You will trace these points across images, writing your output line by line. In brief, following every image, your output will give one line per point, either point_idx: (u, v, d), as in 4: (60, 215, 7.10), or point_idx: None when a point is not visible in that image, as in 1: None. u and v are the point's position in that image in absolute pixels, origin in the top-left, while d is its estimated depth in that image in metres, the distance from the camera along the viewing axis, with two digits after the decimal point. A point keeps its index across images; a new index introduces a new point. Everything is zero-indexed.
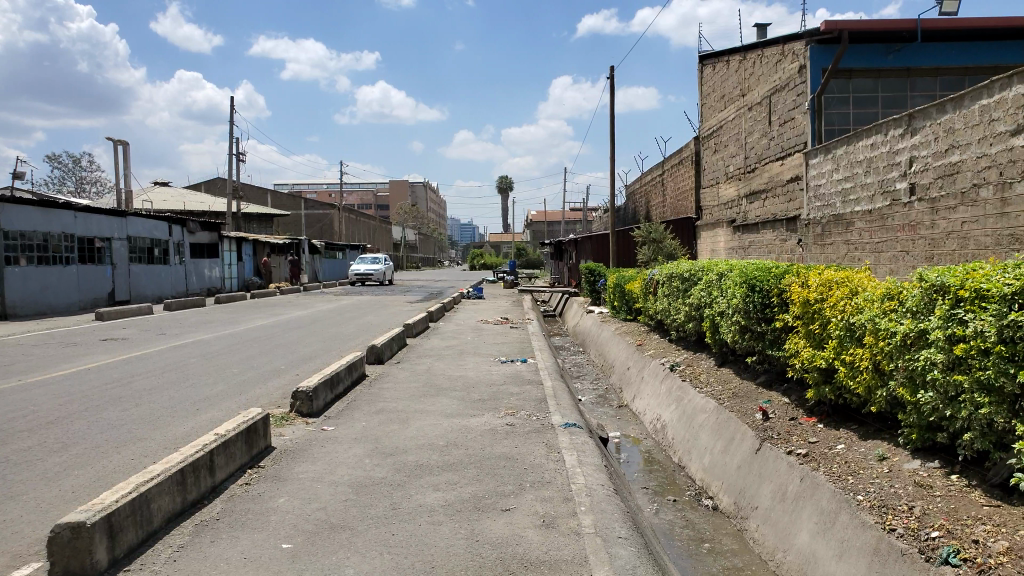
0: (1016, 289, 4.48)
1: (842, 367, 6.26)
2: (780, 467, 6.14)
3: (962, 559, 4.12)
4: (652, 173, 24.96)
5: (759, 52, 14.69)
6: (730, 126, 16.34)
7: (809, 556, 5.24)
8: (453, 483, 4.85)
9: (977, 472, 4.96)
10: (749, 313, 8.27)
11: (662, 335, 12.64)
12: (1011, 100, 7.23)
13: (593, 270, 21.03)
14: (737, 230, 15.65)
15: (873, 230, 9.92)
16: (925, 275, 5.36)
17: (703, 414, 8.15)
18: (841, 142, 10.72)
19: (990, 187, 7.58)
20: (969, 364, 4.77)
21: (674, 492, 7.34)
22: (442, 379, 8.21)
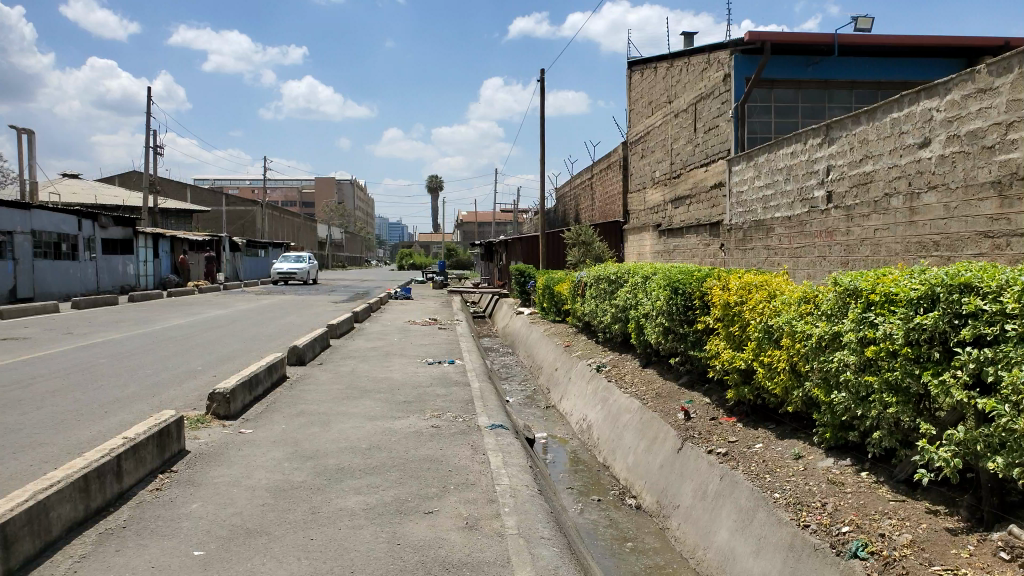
0: (922, 293, 4.68)
1: (760, 368, 6.44)
2: (700, 466, 6.27)
3: (869, 552, 4.29)
4: (581, 177, 25.22)
5: (685, 60, 15.02)
6: (657, 132, 16.66)
7: (727, 553, 5.36)
8: (376, 486, 4.77)
9: (884, 469, 5.18)
10: (673, 315, 8.44)
11: (590, 336, 12.77)
12: (919, 114, 7.59)
13: (524, 273, 20.95)
14: (662, 234, 15.97)
15: (791, 236, 10.25)
16: (839, 279, 5.56)
17: (627, 414, 8.26)
18: (762, 150, 11.04)
19: (899, 197, 7.92)
20: (879, 365, 4.97)
21: (599, 492, 7.40)
22: (366, 381, 8.08)
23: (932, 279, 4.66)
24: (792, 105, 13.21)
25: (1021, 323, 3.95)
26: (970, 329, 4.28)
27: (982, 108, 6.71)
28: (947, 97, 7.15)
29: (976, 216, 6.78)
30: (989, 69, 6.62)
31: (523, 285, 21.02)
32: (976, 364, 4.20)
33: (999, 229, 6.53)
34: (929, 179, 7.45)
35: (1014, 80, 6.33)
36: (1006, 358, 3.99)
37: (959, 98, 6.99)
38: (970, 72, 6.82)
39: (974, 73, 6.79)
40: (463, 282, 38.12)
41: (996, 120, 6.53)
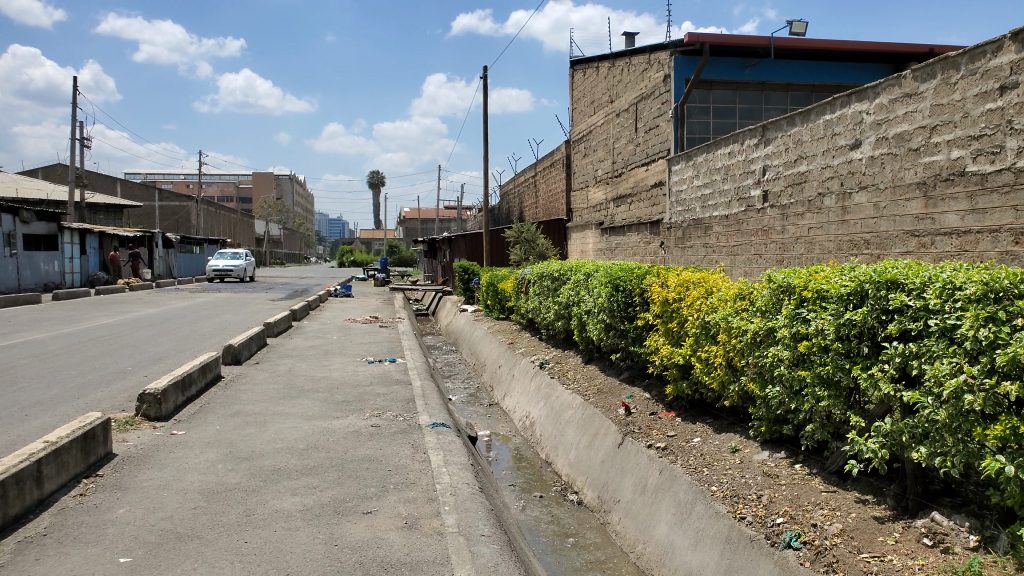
0: (851, 290, 4.82)
1: (698, 364, 6.57)
2: (640, 460, 6.35)
3: (802, 542, 4.41)
4: (525, 174, 25.27)
5: (626, 60, 15.20)
6: (599, 131, 16.82)
7: (666, 546, 5.43)
8: (313, 487, 4.68)
9: (817, 461, 5.33)
10: (614, 312, 8.53)
11: (533, 334, 12.80)
12: (850, 116, 7.82)
13: (466, 268, 20.84)
14: (604, 232, 16.13)
15: (729, 235, 10.46)
16: (773, 276, 5.68)
17: (569, 410, 8.31)
18: (701, 150, 11.25)
19: (832, 196, 8.15)
20: (811, 360, 5.10)
21: (541, 488, 7.42)
22: (304, 380, 7.93)
23: (861, 276, 4.81)
24: (730, 106, 13.46)
25: (942, 318, 4.11)
26: (896, 324, 4.43)
27: (908, 112, 6.96)
28: (876, 100, 7.40)
29: (904, 215, 7.02)
30: (914, 74, 6.87)
31: (467, 282, 20.93)
32: (902, 358, 4.35)
33: (924, 228, 6.77)
34: (860, 180, 7.68)
35: (938, 85, 6.59)
36: (929, 352, 4.14)
37: (886, 102, 7.24)
38: (897, 77, 7.07)
39: (901, 78, 7.05)
40: (405, 279, 37.86)
41: (921, 123, 6.79)
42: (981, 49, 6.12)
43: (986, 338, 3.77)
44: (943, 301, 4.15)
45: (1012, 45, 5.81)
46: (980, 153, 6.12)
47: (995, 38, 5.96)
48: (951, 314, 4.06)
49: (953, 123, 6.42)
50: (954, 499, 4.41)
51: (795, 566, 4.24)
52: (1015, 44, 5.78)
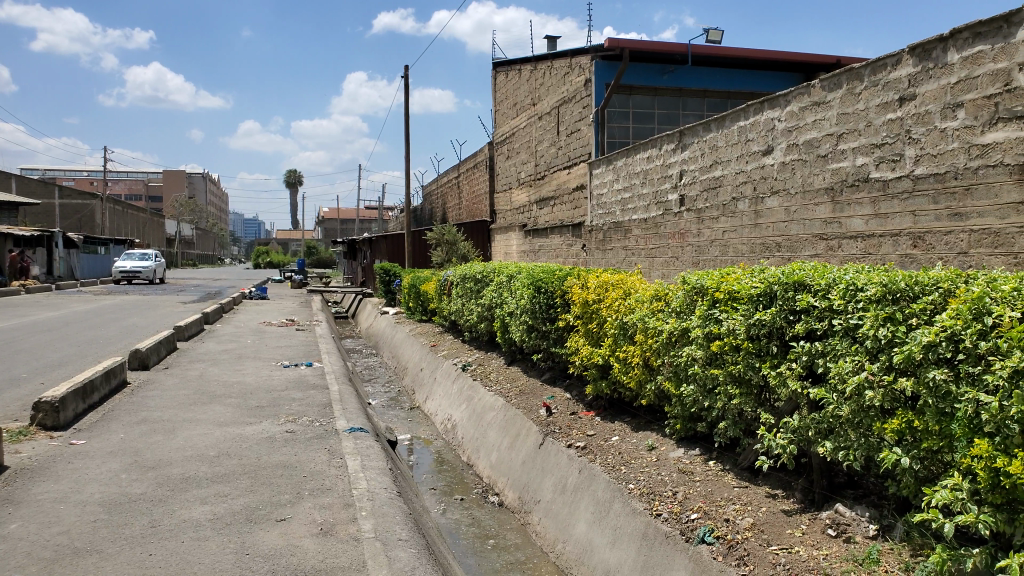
0: (761, 291, 4.99)
1: (617, 364, 6.68)
2: (561, 460, 6.41)
3: (715, 537, 4.52)
4: (447, 175, 25.16)
5: (548, 63, 15.35)
6: (522, 134, 16.92)
7: (585, 544, 5.49)
8: (224, 495, 4.53)
9: (729, 457, 5.50)
10: (536, 313, 8.59)
11: (455, 336, 12.76)
12: (763, 123, 8.08)
13: (388, 270, 20.79)
14: (527, 234, 16.23)
15: (647, 237, 10.67)
16: (687, 278, 5.83)
17: (491, 412, 8.31)
18: (621, 154, 11.44)
19: (746, 201, 8.41)
20: (723, 359, 5.26)
21: (462, 491, 7.39)
22: (216, 385, 7.67)
23: (770, 278, 4.98)
24: (649, 111, 13.75)
25: (845, 318, 4.29)
26: (803, 323, 4.61)
27: (816, 119, 7.25)
28: (786, 108, 7.68)
29: (812, 219, 7.31)
30: (822, 84, 7.17)
31: (388, 284, 20.74)
32: (808, 356, 4.53)
33: (832, 232, 7.06)
34: (771, 185, 7.96)
35: (843, 95, 6.90)
36: (833, 351, 4.32)
37: (796, 109, 7.53)
38: (806, 86, 7.36)
39: (809, 87, 7.34)
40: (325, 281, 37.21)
41: (828, 131, 7.08)
42: (882, 62, 6.43)
43: (885, 337, 3.95)
44: (846, 302, 4.33)
45: (910, 58, 6.13)
46: (882, 160, 6.43)
47: (895, 51, 6.28)
48: (854, 314, 4.25)
49: (857, 131, 6.72)
50: (856, 491, 4.63)
51: (708, 561, 4.34)
52: (913, 57, 6.10)
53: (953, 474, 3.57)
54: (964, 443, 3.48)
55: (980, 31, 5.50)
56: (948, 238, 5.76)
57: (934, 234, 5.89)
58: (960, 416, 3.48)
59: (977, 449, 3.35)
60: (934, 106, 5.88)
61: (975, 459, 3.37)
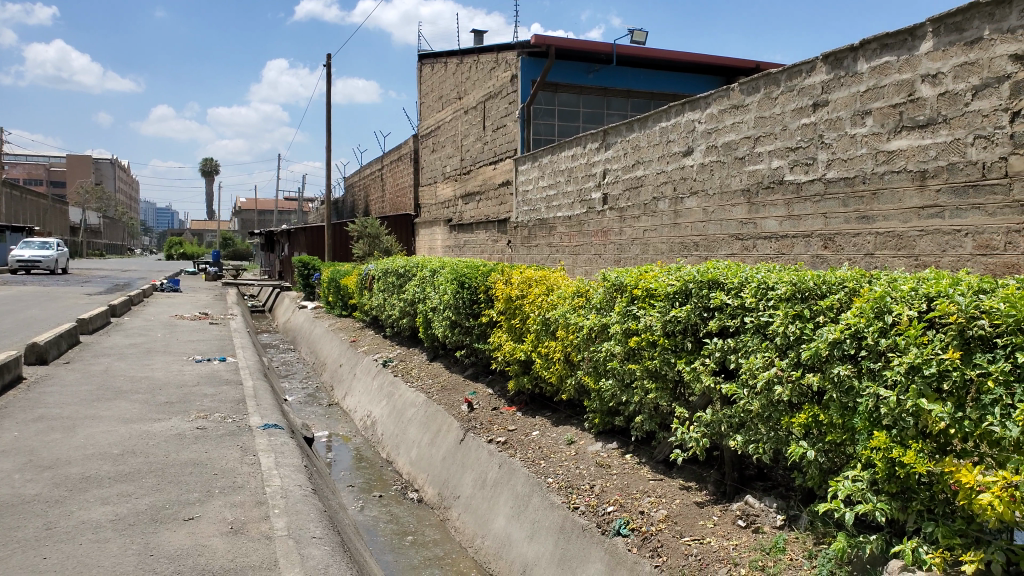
0: (677, 288, 5.11)
1: (538, 359, 6.73)
2: (481, 455, 6.40)
3: (630, 529, 4.60)
4: (370, 167, 24.81)
5: (474, 57, 15.29)
6: (448, 127, 16.82)
7: (504, 539, 5.51)
8: (128, 495, 4.34)
9: (646, 451, 5.62)
10: (459, 309, 8.56)
11: (376, 332, 12.60)
12: (683, 125, 8.26)
13: (306, 263, 20.34)
14: (452, 229, 16.17)
15: (571, 234, 10.78)
16: (607, 275, 5.91)
17: (412, 408, 8.24)
18: (546, 152, 11.51)
19: (666, 201, 8.58)
20: (641, 354, 5.35)
21: (381, 487, 7.31)
22: (121, 381, 7.35)
23: (685, 276, 5.10)
24: (574, 109, 13.88)
25: (756, 316, 4.42)
26: (717, 320, 4.74)
27: (735, 122, 7.46)
28: (706, 110, 7.87)
29: (729, 220, 7.52)
30: (740, 87, 7.37)
31: (308, 277, 20.31)
32: (721, 353, 4.67)
33: (747, 233, 7.28)
34: (691, 186, 8.14)
35: (761, 99, 7.11)
36: (744, 347, 4.46)
37: (716, 112, 7.73)
38: (725, 90, 7.56)
39: (728, 91, 7.54)
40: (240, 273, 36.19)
41: (746, 134, 7.30)
42: (798, 68, 6.66)
43: (793, 334, 4.09)
44: (757, 300, 4.47)
45: (823, 66, 6.37)
46: (796, 163, 6.67)
47: (810, 58, 6.51)
48: (764, 312, 4.38)
49: (773, 135, 6.95)
50: (765, 483, 4.80)
51: (623, 553, 4.41)
52: (826, 65, 6.34)
53: (854, 465, 3.73)
54: (864, 436, 3.64)
55: (887, 43, 5.76)
56: (856, 240, 6.02)
57: (843, 236, 6.14)
58: (862, 410, 3.63)
59: (876, 441, 3.51)
60: (845, 113, 6.13)
61: (874, 451, 3.53)
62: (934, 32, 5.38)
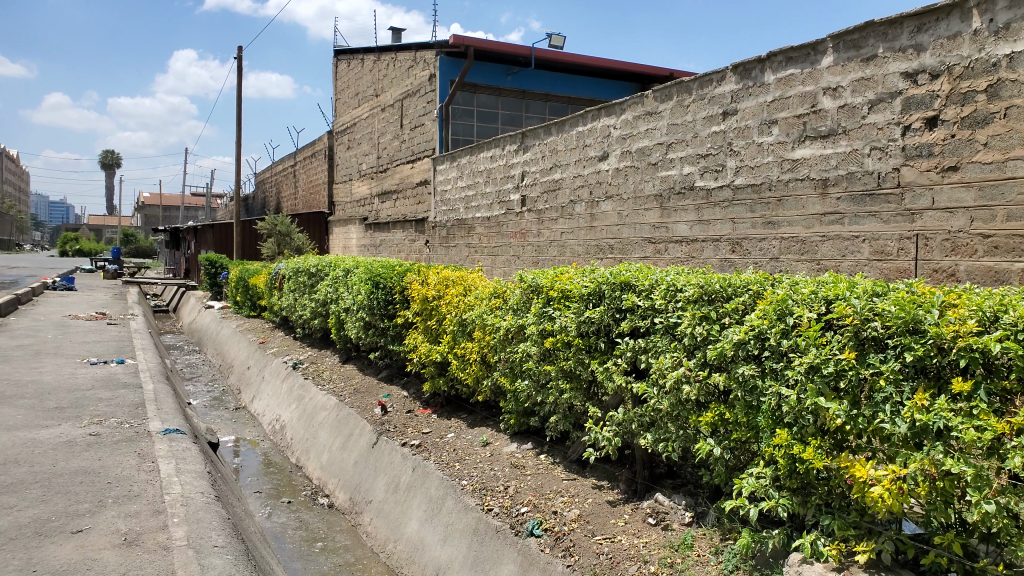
0: (591, 289, 5.17)
1: (454, 360, 6.69)
2: (394, 459, 6.30)
3: (543, 530, 4.61)
4: (282, 163, 24.17)
5: (391, 55, 15.11)
6: (364, 125, 16.57)
7: (416, 543, 5.43)
8: (9, 508, 4.06)
9: (560, 450, 5.66)
10: (373, 310, 8.42)
11: (286, 333, 12.28)
12: (599, 129, 8.37)
13: (214, 261, 19.66)
14: (367, 228, 15.92)
15: (490, 236, 10.77)
16: (523, 276, 5.92)
17: (323, 412, 8.06)
18: (465, 152, 11.48)
19: (582, 204, 8.68)
20: (556, 355, 5.39)
21: (289, 493, 7.11)
22: (6, 385, 6.90)
23: (599, 278, 5.16)
24: (493, 111, 13.88)
25: (666, 317, 4.51)
26: (629, 321, 4.81)
27: (648, 128, 7.60)
28: (621, 116, 8.00)
29: (642, 223, 7.66)
30: (654, 94, 7.52)
31: (215, 276, 19.61)
32: (632, 353, 4.74)
33: (660, 236, 7.44)
34: (606, 190, 8.26)
35: (673, 106, 7.26)
36: (654, 348, 4.54)
37: (631, 118, 7.86)
38: (640, 96, 7.70)
39: (643, 97, 7.68)
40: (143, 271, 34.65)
41: (659, 140, 7.45)
42: (708, 77, 6.84)
43: (701, 335, 4.20)
44: (667, 301, 4.56)
45: (733, 76, 6.56)
46: (706, 170, 6.85)
47: (720, 68, 6.70)
48: (674, 313, 4.48)
49: (685, 142, 7.12)
50: (674, 481, 4.90)
51: (536, 553, 4.41)
52: (735, 75, 6.54)
53: (757, 463, 3.84)
54: (767, 432, 3.75)
55: (792, 56, 5.98)
56: (762, 245, 6.22)
57: (750, 241, 6.34)
58: (764, 408, 3.75)
59: (778, 439, 3.63)
60: (752, 122, 6.33)
61: (777, 448, 3.65)
62: (835, 47, 5.61)
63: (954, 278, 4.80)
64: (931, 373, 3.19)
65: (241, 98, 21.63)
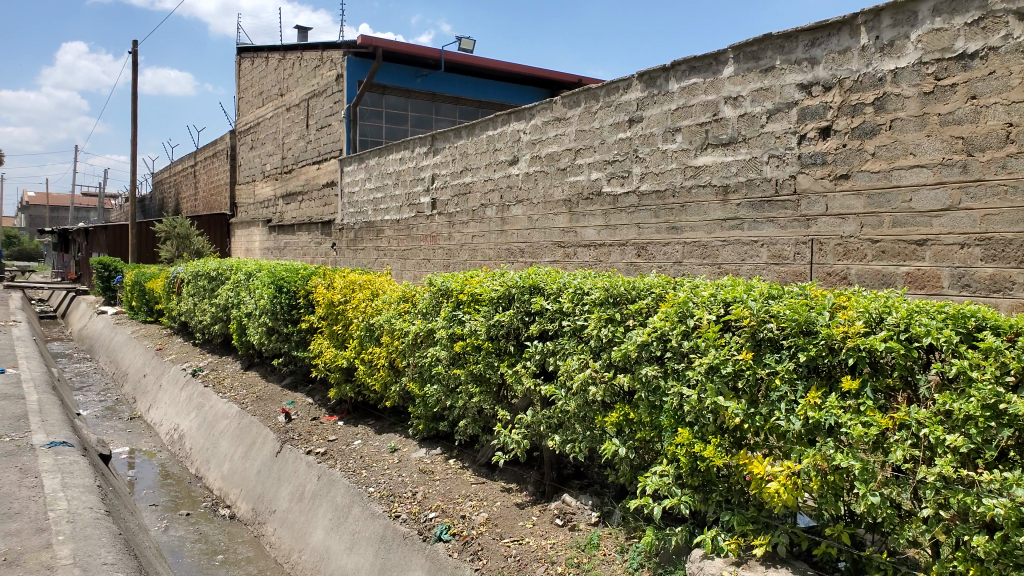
0: (500, 293, 5.18)
1: (361, 365, 6.58)
2: (299, 467, 6.15)
3: (452, 534, 4.59)
4: (182, 163, 23.25)
5: (298, 54, 14.76)
6: (268, 125, 16.12)
7: (322, 552, 5.31)
8: None
9: (469, 455, 5.64)
10: (277, 315, 8.18)
11: (185, 339, 11.81)
12: (509, 134, 8.41)
13: (105, 264, 18.69)
14: (272, 230, 15.50)
15: (399, 238, 10.66)
16: (433, 280, 5.88)
17: (224, 420, 7.78)
18: (373, 153, 11.32)
19: (492, 208, 8.71)
20: (466, 359, 5.37)
21: (188, 505, 6.82)
22: None
23: (509, 281, 5.18)
24: (402, 113, 13.76)
25: (573, 319, 4.57)
26: (537, 324, 4.85)
27: (557, 134, 7.69)
28: (531, 121, 8.06)
29: (552, 227, 7.75)
30: (562, 101, 7.62)
31: (108, 280, 18.66)
32: (541, 355, 4.78)
33: (569, 240, 7.54)
34: (516, 194, 8.31)
35: (582, 113, 7.37)
36: (562, 350, 4.60)
37: (540, 123, 7.93)
38: (548, 102, 7.79)
39: (552, 103, 7.77)
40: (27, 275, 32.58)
41: (568, 146, 7.55)
42: (615, 85, 6.97)
43: (606, 337, 4.27)
44: (574, 304, 4.62)
45: (638, 84, 6.71)
46: (613, 176, 6.98)
47: (626, 76, 6.83)
48: (580, 316, 4.54)
49: (592, 148, 7.24)
50: (581, 481, 4.96)
51: (444, 558, 4.39)
52: (640, 83, 6.69)
53: (661, 461, 3.93)
54: (670, 431, 3.84)
55: (694, 65, 6.16)
56: (666, 249, 6.40)
57: (654, 245, 6.51)
58: (667, 408, 3.84)
59: (680, 438, 3.72)
60: (657, 129, 6.50)
61: (679, 447, 3.74)
62: (735, 58, 5.82)
63: (846, 281, 5.05)
64: (823, 372, 3.35)
65: (137, 94, 20.68)
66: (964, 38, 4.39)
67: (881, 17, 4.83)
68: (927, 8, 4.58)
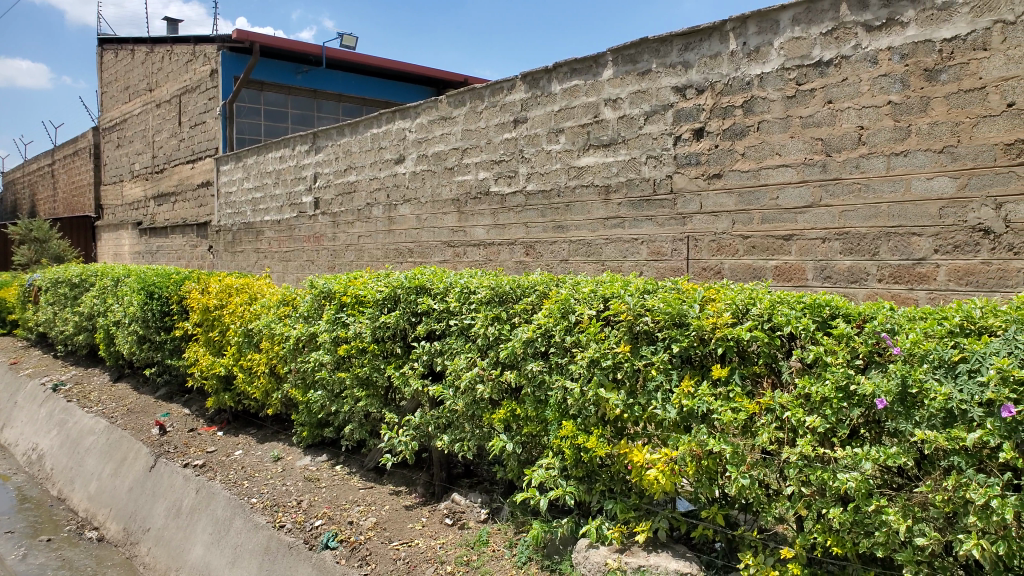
0: (384, 294, 5.12)
1: (240, 373, 6.35)
2: (176, 480, 5.88)
3: (339, 541, 4.51)
4: (38, 162, 21.64)
5: (168, 47, 14.05)
6: (137, 122, 15.27)
7: (201, 569, 5.10)
8: None
9: (356, 460, 5.55)
10: (148, 322, 7.77)
11: (45, 351, 11.01)
12: (394, 132, 8.33)
13: None
14: (143, 233, 14.70)
15: (281, 239, 10.34)
16: (313, 282, 5.75)
17: (90, 436, 7.34)
18: (251, 152, 10.94)
19: (379, 207, 8.59)
20: (350, 362, 5.28)
21: (50, 531, 6.36)
22: None
23: (394, 282, 5.14)
24: (282, 110, 13.37)
25: (460, 318, 4.57)
26: (424, 324, 4.83)
27: (443, 133, 7.68)
28: (416, 120, 8.02)
29: (441, 227, 7.73)
30: (448, 100, 7.61)
31: None
32: (428, 356, 4.76)
33: (458, 240, 7.54)
34: (403, 193, 8.24)
35: (467, 112, 7.38)
36: (449, 349, 4.60)
37: (425, 122, 7.89)
38: (433, 101, 7.76)
39: (437, 102, 7.74)
40: None
41: (454, 145, 7.55)
42: (499, 85, 7.02)
43: (492, 335, 4.30)
44: (461, 304, 4.63)
45: (522, 85, 6.79)
46: (500, 175, 7.04)
47: (509, 76, 6.90)
48: (467, 314, 4.55)
49: (479, 147, 7.26)
50: (470, 479, 4.98)
51: (332, 566, 4.30)
52: (524, 84, 6.77)
53: (547, 454, 3.98)
54: (556, 423, 3.91)
55: (575, 67, 6.29)
56: (553, 248, 6.51)
57: (541, 244, 6.61)
58: (552, 401, 3.91)
59: (564, 430, 3.80)
60: (541, 130, 6.60)
61: (564, 439, 3.81)
62: (614, 61, 5.98)
63: (720, 276, 5.29)
64: (696, 361, 3.49)
65: None
66: (820, 46, 4.69)
67: (747, 25, 5.07)
68: (787, 17, 4.85)
